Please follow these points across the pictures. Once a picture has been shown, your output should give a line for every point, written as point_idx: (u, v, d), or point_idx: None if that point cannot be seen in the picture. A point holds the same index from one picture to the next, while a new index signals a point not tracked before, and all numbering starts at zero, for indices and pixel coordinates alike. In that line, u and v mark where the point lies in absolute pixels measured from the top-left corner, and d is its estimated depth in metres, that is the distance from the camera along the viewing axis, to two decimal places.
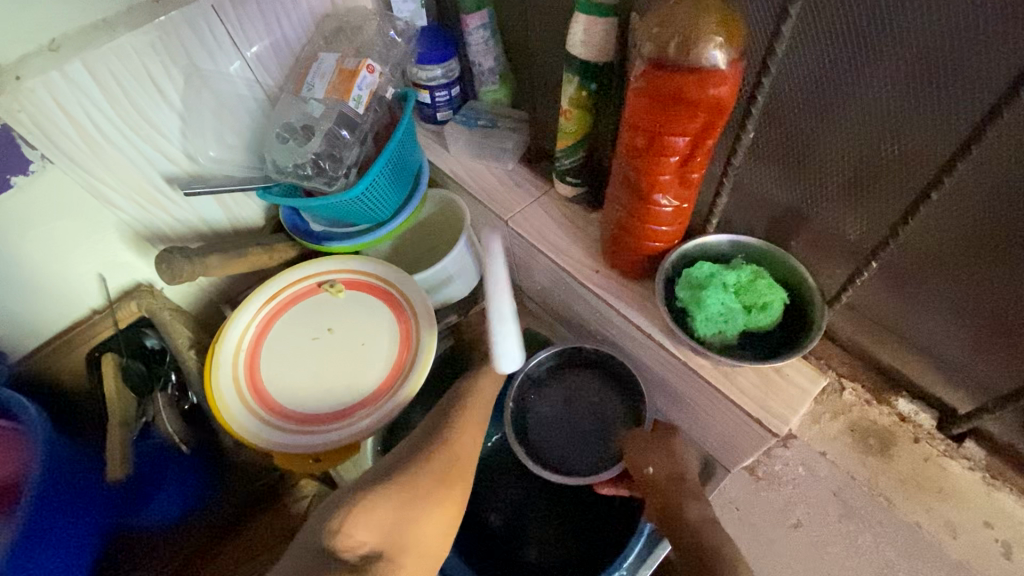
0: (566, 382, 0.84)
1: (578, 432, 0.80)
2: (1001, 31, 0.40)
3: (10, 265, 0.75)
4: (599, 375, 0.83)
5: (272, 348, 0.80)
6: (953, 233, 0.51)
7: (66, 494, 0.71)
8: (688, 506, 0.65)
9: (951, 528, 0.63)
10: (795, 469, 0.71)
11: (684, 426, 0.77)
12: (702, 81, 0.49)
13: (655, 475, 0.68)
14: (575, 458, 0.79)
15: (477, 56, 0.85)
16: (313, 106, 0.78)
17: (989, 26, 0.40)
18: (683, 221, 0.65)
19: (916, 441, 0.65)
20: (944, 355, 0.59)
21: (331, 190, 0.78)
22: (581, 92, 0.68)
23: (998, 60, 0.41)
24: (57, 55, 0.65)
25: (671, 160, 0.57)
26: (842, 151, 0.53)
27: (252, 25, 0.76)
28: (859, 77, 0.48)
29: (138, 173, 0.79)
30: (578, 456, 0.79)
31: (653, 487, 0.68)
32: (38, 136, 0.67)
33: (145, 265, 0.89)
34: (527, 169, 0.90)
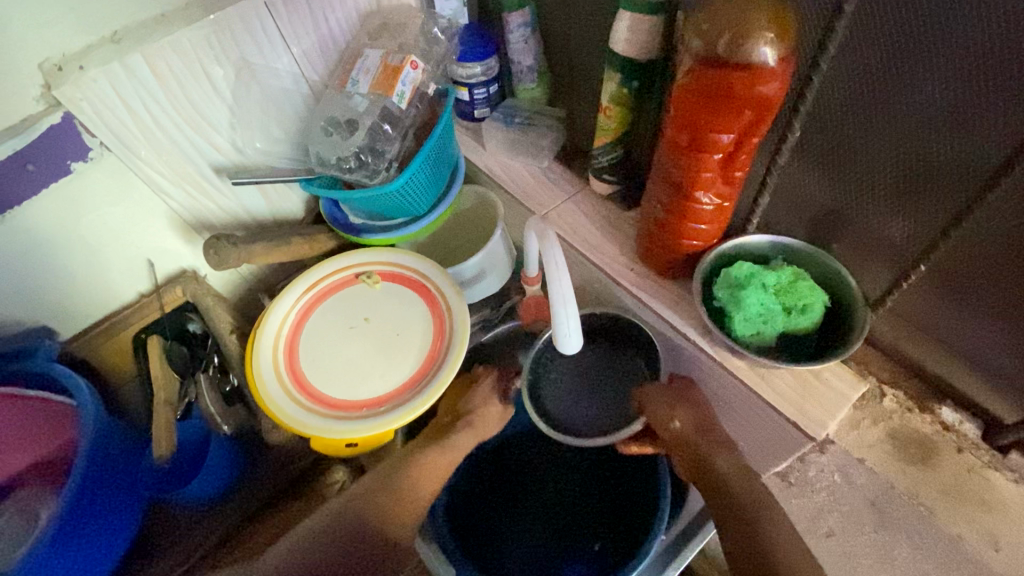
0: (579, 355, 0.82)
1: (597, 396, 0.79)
2: None
3: (67, 248, 0.79)
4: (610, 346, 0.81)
5: (310, 336, 0.82)
6: (1007, 238, 0.49)
7: (111, 467, 0.75)
8: (716, 457, 0.64)
9: (992, 538, 0.60)
10: (830, 475, 0.66)
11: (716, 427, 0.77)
12: (751, 79, 0.49)
13: (682, 429, 0.67)
14: (598, 428, 0.76)
15: (516, 55, 0.86)
16: (357, 100, 0.80)
17: None
18: (723, 221, 0.65)
19: (959, 451, 0.64)
20: (991, 364, 0.58)
21: (372, 182, 0.80)
22: (622, 90, 0.69)
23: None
24: (119, 47, 0.68)
25: (715, 157, 0.56)
26: (892, 153, 0.52)
27: (302, 21, 0.79)
28: (913, 76, 0.47)
29: (188, 162, 0.82)
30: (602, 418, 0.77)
31: (681, 441, 0.67)
32: (98, 124, 0.70)
33: (191, 252, 0.92)
34: (563, 167, 0.91)
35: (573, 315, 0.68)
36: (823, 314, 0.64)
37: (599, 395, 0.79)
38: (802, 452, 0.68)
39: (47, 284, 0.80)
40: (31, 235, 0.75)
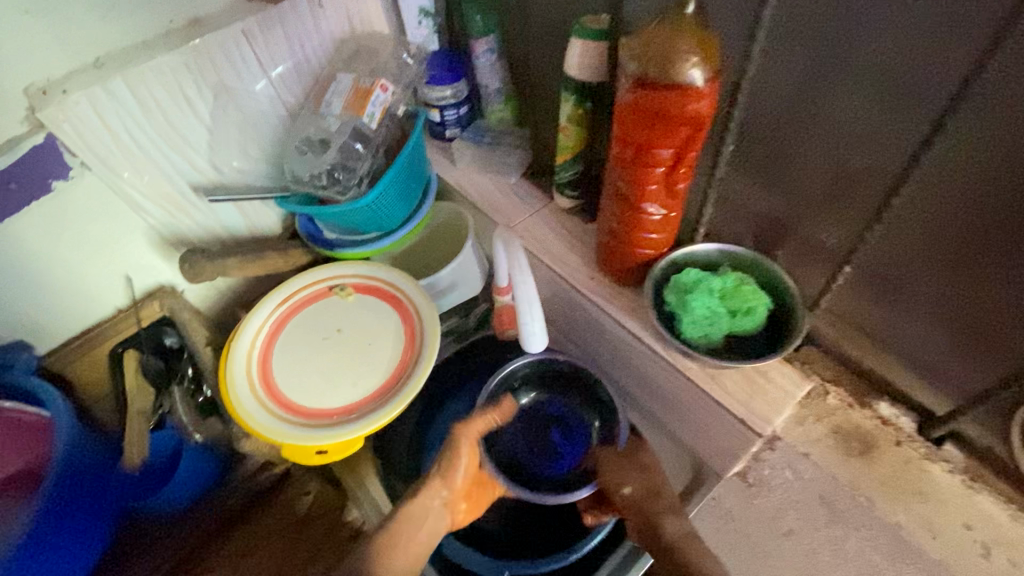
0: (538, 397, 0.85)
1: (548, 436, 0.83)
2: (939, 55, 0.44)
3: (45, 265, 0.82)
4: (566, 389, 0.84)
5: (285, 345, 0.84)
6: (917, 240, 0.54)
7: (83, 480, 0.76)
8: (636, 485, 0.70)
9: (930, 527, 0.61)
10: (782, 473, 0.70)
11: (677, 431, 0.79)
12: (682, 98, 0.54)
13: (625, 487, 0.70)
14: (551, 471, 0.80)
15: (484, 78, 0.91)
16: (330, 121, 0.84)
17: (930, 49, 0.44)
18: (672, 230, 0.69)
19: (898, 444, 0.65)
20: (921, 357, 0.61)
21: (343, 198, 0.84)
22: (578, 110, 0.73)
23: (947, 73, 0.45)
24: (101, 71, 0.72)
25: (657, 170, 0.61)
26: (817, 163, 0.57)
27: (278, 48, 0.83)
28: (825, 92, 0.52)
29: (167, 180, 0.85)
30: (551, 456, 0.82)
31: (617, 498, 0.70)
32: (78, 143, 0.73)
33: (168, 268, 0.95)
34: (529, 183, 0.95)
35: (537, 315, 0.74)
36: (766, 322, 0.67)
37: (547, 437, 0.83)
38: (754, 451, 0.70)
39: (24, 299, 0.82)
40: (11, 252, 0.77)
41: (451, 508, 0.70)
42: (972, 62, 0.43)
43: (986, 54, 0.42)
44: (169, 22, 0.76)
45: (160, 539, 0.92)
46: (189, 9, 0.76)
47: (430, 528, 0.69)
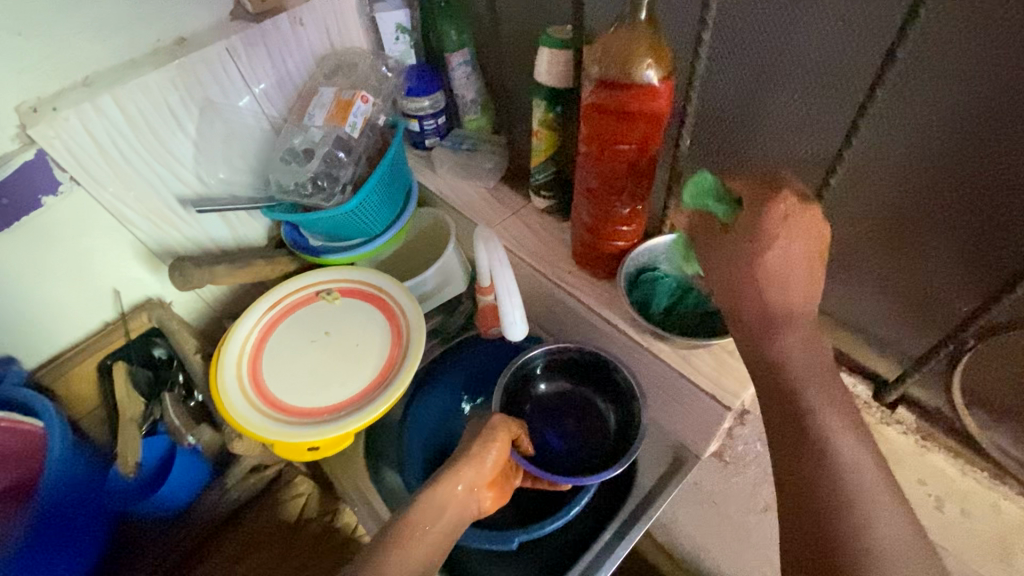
0: (557, 384, 0.86)
1: (572, 421, 0.84)
2: (859, 49, 0.50)
3: (34, 279, 0.83)
4: (585, 376, 0.85)
5: (273, 349, 0.87)
6: (855, 217, 0.60)
7: (75, 485, 0.79)
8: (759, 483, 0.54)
9: (888, 485, 0.66)
10: (754, 446, 0.79)
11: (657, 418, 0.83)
12: (639, 96, 0.59)
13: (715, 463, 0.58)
14: (579, 455, 0.82)
15: (459, 89, 0.95)
16: (313, 132, 0.88)
17: (852, 44, 0.51)
18: (641, 221, 0.74)
19: (855, 411, 0.69)
20: (871, 329, 0.66)
21: (327, 205, 0.87)
22: (548, 115, 0.78)
23: (865, 66, 0.51)
24: (89, 89, 0.75)
25: (622, 165, 0.66)
26: (765, 153, 0.63)
27: (261, 64, 0.87)
28: (766, 86, 0.58)
29: (155, 193, 0.87)
30: (576, 441, 0.84)
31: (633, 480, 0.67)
32: (67, 158, 0.76)
33: (156, 281, 0.97)
34: (507, 187, 0.99)
35: (518, 306, 0.78)
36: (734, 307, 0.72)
37: (571, 423, 0.85)
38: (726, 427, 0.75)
39: (14, 314, 0.84)
40: (1, 266, 0.79)
41: (476, 495, 0.69)
42: (884, 54, 0.49)
43: (896, 46, 0.48)
44: (155, 41, 0.79)
45: (155, 544, 0.92)
46: (174, 30, 0.80)
47: (463, 508, 0.68)
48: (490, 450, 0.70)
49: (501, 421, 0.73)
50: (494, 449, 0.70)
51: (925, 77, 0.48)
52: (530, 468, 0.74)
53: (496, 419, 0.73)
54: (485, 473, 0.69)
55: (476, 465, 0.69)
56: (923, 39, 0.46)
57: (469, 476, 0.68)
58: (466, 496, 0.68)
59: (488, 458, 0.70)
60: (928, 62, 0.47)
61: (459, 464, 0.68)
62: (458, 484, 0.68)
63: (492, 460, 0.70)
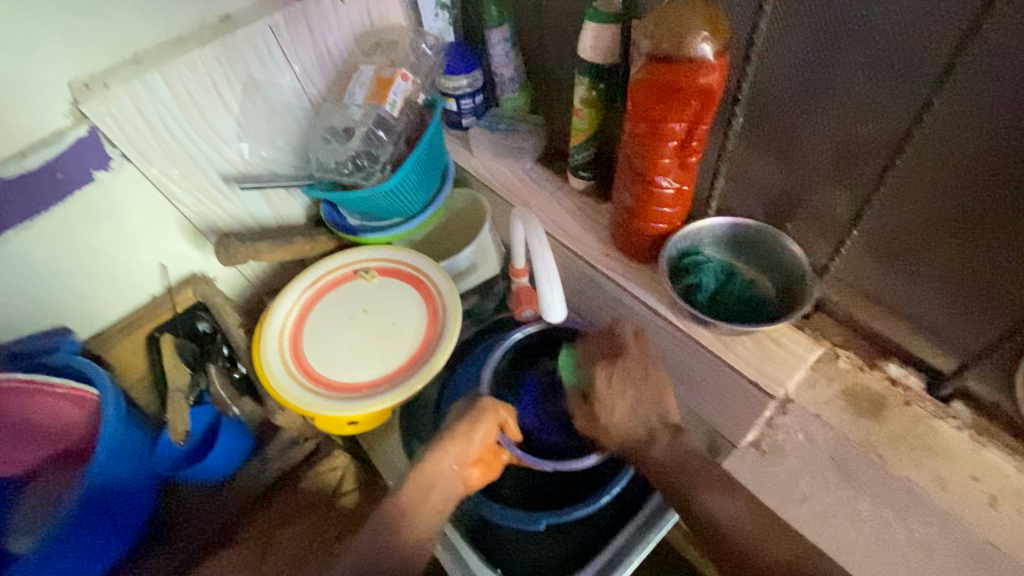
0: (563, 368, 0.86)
1: None
2: (938, 20, 0.47)
3: (88, 252, 0.86)
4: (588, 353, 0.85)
5: (314, 325, 0.89)
6: (919, 200, 0.57)
7: (127, 451, 0.82)
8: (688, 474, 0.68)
9: (938, 480, 0.63)
10: (795, 436, 0.71)
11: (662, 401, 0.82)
12: (693, 72, 0.57)
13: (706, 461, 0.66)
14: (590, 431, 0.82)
15: (498, 67, 0.94)
16: (353, 110, 0.88)
17: (930, 15, 0.48)
18: (684, 203, 0.72)
19: (907, 404, 0.67)
20: (926, 319, 0.64)
21: (367, 183, 0.87)
22: (591, 93, 0.76)
23: (941, 41, 0.48)
24: (139, 67, 0.77)
25: (670, 145, 0.64)
26: (823, 133, 0.60)
27: (303, 42, 0.87)
28: (829, 63, 0.56)
29: (200, 170, 0.89)
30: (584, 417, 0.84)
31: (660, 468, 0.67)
32: (118, 134, 0.78)
33: (200, 257, 0.99)
34: (543, 168, 0.98)
35: (557, 290, 0.77)
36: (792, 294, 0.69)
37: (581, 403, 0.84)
38: (767, 417, 0.73)
39: (69, 286, 0.87)
40: (55, 239, 0.82)
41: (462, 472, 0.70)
42: (966, 25, 0.46)
43: (981, 16, 0.45)
44: (202, 18, 0.80)
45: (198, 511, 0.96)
46: (219, 6, 0.81)
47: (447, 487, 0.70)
48: (473, 431, 0.70)
49: (491, 404, 0.72)
50: (478, 430, 0.70)
51: (1008, 52, 0.46)
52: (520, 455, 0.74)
53: (486, 401, 0.72)
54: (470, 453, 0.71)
55: (458, 443, 0.70)
56: (1009, 11, 0.44)
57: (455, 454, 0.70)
58: (458, 472, 0.71)
59: (473, 440, 0.70)
60: (1012, 38, 0.45)
61: (441, 445, 0.69)
62: (446, 461, 0.69)
63: (478, 440, 0.70)
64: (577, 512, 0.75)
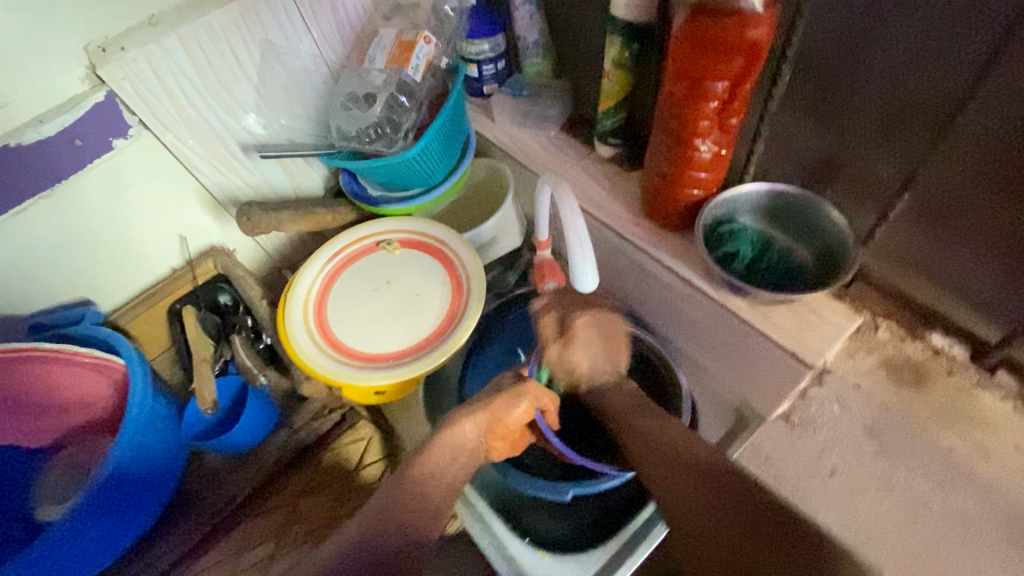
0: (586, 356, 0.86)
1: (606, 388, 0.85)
2: None
3: (108, 223, 0.85)
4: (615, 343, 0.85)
5: (336, 296, 0.88)
6: (976, 162, 0.54)
7: (156, 419, 0.83)
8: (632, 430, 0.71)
9: (982, 450, 0.64)
10: (830, 407, 0.71)
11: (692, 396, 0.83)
12: (739, 25, 0.55)
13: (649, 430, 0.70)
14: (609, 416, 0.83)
15: (522, 31, 0.91)
16: (374, 75, 0.85)
17: None
18: (721, 169, 0.70)
19: (949, 374, 0.67)
20: (975, 290, 0.62)
21: (389, 151, 0.85)
22: (623, 54, 0.73)
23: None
24: (155, 29, 0.74)
25: (710, 105, 0.61)
26: (874, 92, 0.57)
27: (320, 3, 0.84)
28: (885, 15, 0.52)
29: (218, 139, 0.87)
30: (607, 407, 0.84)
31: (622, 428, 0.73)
32: (136, 100, 0.76)
33: (219, 229, 0.98)
34: (568, 136, 0.95)
35: (590, 257, 0.72)
36: (830, 262, 0.68)
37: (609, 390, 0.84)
38: (801, 387, 0.72)
39: (89, 258, 0.86)
40: (75, 210, 0.81)
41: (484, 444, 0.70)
42: None
43: None
44: None
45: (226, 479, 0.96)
46: None
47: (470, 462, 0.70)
48: (516, 406, 0.69)
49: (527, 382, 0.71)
50: (521, 407, 0.69)
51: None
52: (557, 444, 0.76)
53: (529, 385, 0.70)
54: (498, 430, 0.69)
55: (500, 412, 0.68)
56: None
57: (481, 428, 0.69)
58: (478, 444, 0.70)
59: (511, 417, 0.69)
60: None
61: (482, 411, 0.68)
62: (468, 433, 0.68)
63: (518, 415, 0.69)
64: (609, 481, 0.75)
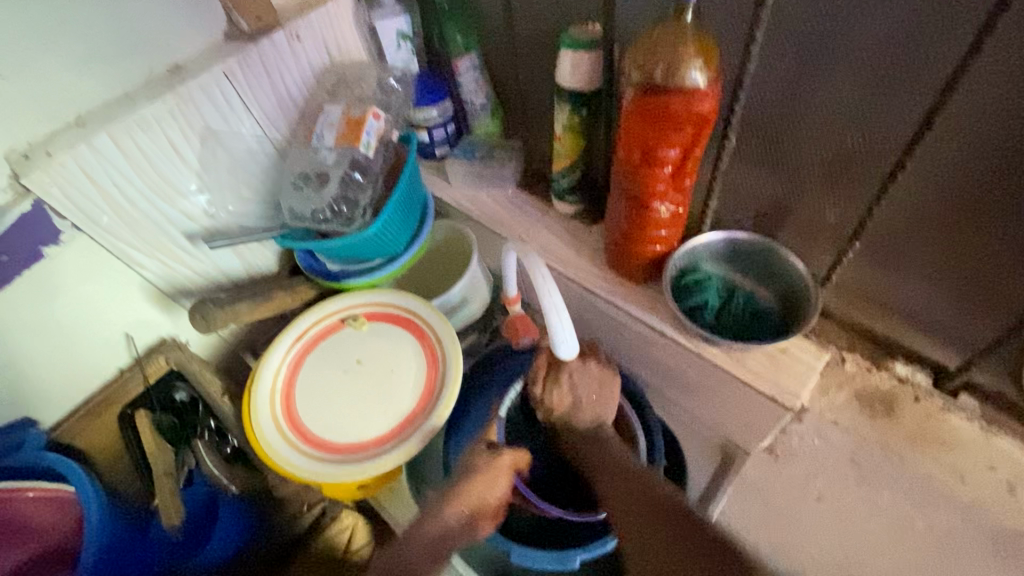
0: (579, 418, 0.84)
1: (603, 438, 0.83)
2: (940, 34, 0.48)
3: (43, 335, 0.78)
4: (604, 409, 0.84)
5: (307, 383, 0.84)
6: (918, 207, 0.59)
7: (118, 550, 0.76)
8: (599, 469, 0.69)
9: (959, 474, 0.67)
10: (811, 440, 0.75)
11: (677, 441, 0.83)
12: (687, 100, 0.57)
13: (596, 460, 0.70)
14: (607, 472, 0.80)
15: (468, 96, 0.92)
16: (325, 154, 0.84)
17: (933, 29, 0.49)
18: (679, 224, 0.71)
19: (917, 400, 0.70)
20: (930, 319, 0.66)
21: (348, 229, 0.83)
22: (573, 118, 0.75)
23: (944, 55, 0.49)
24: (86, 130, 0.70)
25: (665, 169, 0.63)
26: (819, 147, 0.61)
27: (260, 86, 0.82)
28: (822, 80, 0.56)
29: (161, 231, 0.82)
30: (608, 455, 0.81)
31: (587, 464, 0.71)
32: (69, 206, 0.71)
33: (168, 321, 0.92)
34: (526, 192, 0.96)
35: (568, 323, 0.70)
36: (794, 304, 0.71)
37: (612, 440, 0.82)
38: (781, 424, 0.74)
39: (22, 374, 0.79)
40: (3, 328, 0.74)
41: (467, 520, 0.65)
42: (971, 38, 0.47)
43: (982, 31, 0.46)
44: (149, 71, 0.75)
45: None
46: (168, 57, 0.75)
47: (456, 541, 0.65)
48: (498, 482, 0.67)
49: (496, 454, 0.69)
50: (501, 484, 0.67)
51: (1009, 66, 0.47)
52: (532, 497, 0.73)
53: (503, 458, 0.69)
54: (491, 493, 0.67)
55: (484, 492, 0.66)
56: (1009, 29, 0.46)
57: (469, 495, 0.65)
58: (466, 527, 0.66)
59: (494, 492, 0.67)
60: (1014, 54, 0.46)
61: (466, 494, 0.65)
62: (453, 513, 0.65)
63: (499, 494, 0.67)
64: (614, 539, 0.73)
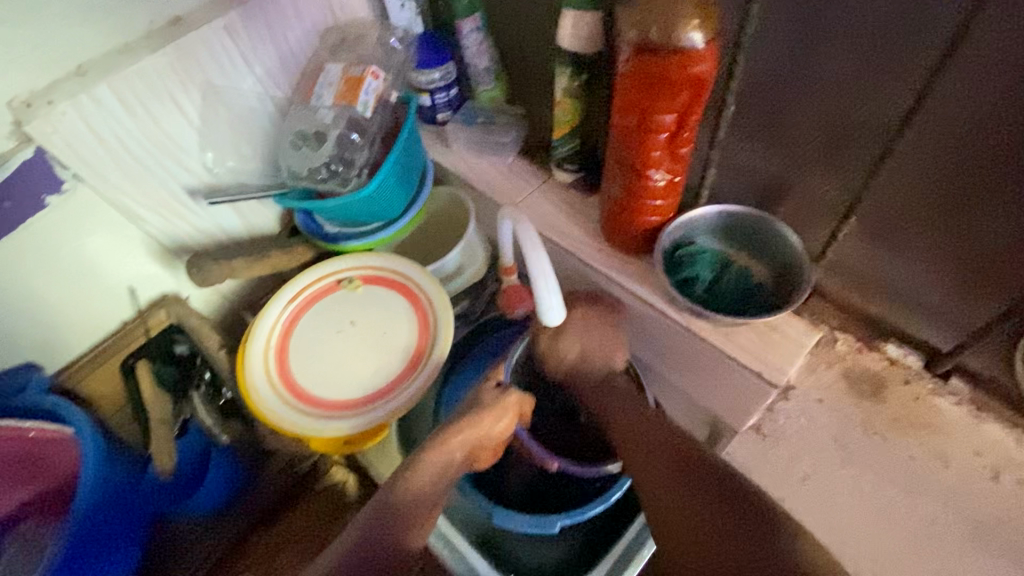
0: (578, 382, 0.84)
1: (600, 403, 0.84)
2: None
3: (48, 283, 0.80)
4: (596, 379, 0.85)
5: (300, 341, 0.85)
6: (915, 185, 0.57)
7: (115, 493, 0.80)
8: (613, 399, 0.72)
9: (943, 457, 0.68)
10: (797, 420, 0.73)
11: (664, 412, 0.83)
12: (683, 62, 0.55)
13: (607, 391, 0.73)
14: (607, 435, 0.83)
15: (472, 58, 0.89)
16: (324, 113, 0.83)
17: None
18: (676, 195, 0.70)
19: (907, 382, 0.71)
20: (924, 300, 0.65)
21: (344, 190, 0.83)
22: (573, 84, 0.74)
23: (947, 21, 0.47)
24: (84, 80, 0.71)
25: (660, 136, 0.62)
26: (820, 117, 0.59)
27: (260, 41, 0.81)
28: (826, 45, 0.54)
29: (161, 186, 0.83)
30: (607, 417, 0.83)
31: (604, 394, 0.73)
32: (70, 156, 0.72)
33: (171, 276, 0.94)
34: (526, 161, 0.95)
35: (554, 289, 0.70)
36: (785, 278, 0.71)
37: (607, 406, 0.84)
38: (768, 402, 0.73)
39: (28, 321, 0.81)
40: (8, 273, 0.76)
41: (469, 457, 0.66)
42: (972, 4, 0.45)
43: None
44: (148, 24, 0.74)
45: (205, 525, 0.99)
46: (167, 8, 0.74)
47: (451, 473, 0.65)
48: (500, 421, 0.68)
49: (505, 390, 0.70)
50: (502, 423, 0.68)
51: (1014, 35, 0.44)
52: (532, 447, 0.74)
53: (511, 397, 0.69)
54: (497, 428, 0.67)
55: (486, 426, 0.67)
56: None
57: (477, 431, 0.66)
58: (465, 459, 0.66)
59: (500, 425, 0.67)
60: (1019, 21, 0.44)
61: (471, 427, 0.65)
62: (457, 449, 0.65)
63: (501, 430, 0.68)
64: (595, 508, 0.74)
